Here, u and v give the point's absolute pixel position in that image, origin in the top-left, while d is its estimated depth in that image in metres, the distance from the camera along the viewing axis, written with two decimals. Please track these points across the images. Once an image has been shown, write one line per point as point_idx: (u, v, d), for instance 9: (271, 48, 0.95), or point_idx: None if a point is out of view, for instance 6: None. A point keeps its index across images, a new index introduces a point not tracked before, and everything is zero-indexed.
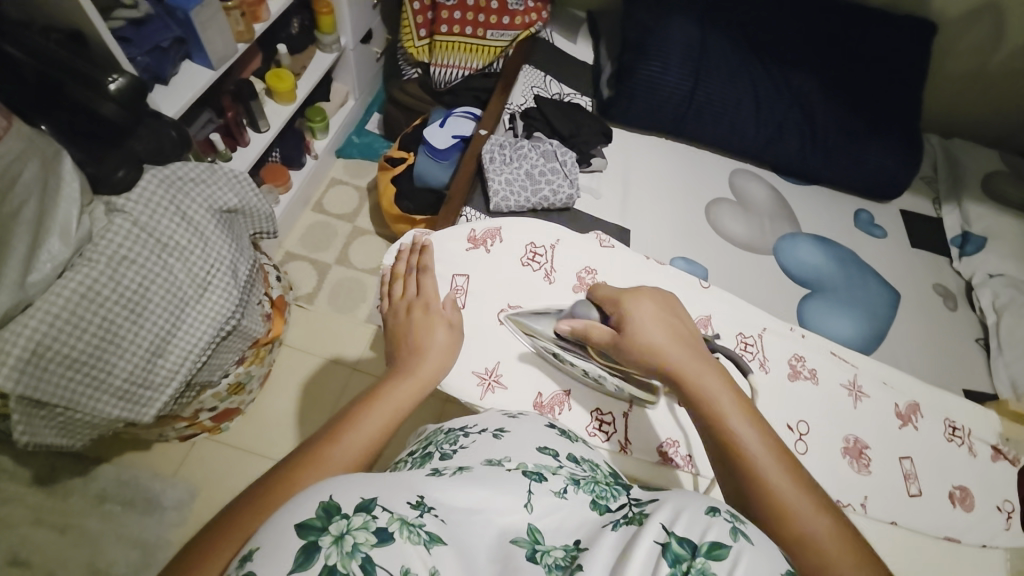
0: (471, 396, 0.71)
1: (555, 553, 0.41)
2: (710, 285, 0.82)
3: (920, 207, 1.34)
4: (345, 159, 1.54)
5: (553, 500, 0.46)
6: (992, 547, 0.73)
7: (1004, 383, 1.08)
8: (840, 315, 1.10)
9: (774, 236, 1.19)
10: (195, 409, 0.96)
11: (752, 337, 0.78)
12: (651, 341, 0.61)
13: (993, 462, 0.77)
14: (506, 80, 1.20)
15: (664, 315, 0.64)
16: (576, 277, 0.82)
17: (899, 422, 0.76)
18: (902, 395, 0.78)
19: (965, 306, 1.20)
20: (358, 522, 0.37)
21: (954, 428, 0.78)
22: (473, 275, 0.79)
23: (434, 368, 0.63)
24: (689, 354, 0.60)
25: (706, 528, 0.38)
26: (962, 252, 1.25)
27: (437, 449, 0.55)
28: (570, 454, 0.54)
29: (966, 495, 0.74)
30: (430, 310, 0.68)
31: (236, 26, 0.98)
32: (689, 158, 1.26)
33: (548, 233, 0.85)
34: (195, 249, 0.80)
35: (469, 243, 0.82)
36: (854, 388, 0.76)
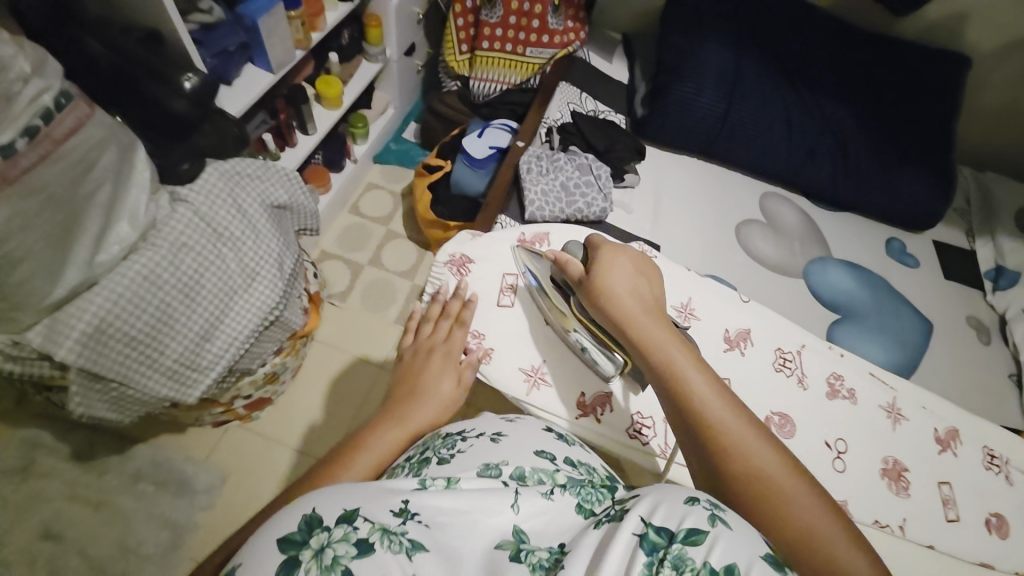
0: (518, 392, 0.78)
1: (540, 553, 0.42)
2: (750, 300, 0.84)
3: (953, 238, 1.33)
4: (382, 165, 1.59)
5: (540, 501, 0.46)
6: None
7: None
8: (871, 341, 1.09)
9: (804, 259, 1.20)
10: (232, 396, 1.00)
11: (791, 353, 0.80)
12: (611, 291, 0.63)
13: None
14: (544, 95, 1.25)
15: (626, 273, 0.65)
16: None
17: (939, 448, 0.77)
18: (942, 420, 0.78)
19: (998, 340, 1.18)
20: (337, 535, 0.39)
21: (991, 457, 0.78)
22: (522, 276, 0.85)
23: (429, 416, 0.64)
24: (646, 307, 0.62)
25: (683, 518, 0.39)
26: (996, 286, 1.24)
27: (434, 453, 0.54)
28: (567, 458, 0.55)
29: (1001, 523, 0.74)
30: (445, 357, 0.71)
31: (295, 35, 1.04)
32: (720, 178, 1.28)
33: None
34: (247, 240, 0.85)
35: (519, 246, 0.87)
36: (893, 410, 0.78)
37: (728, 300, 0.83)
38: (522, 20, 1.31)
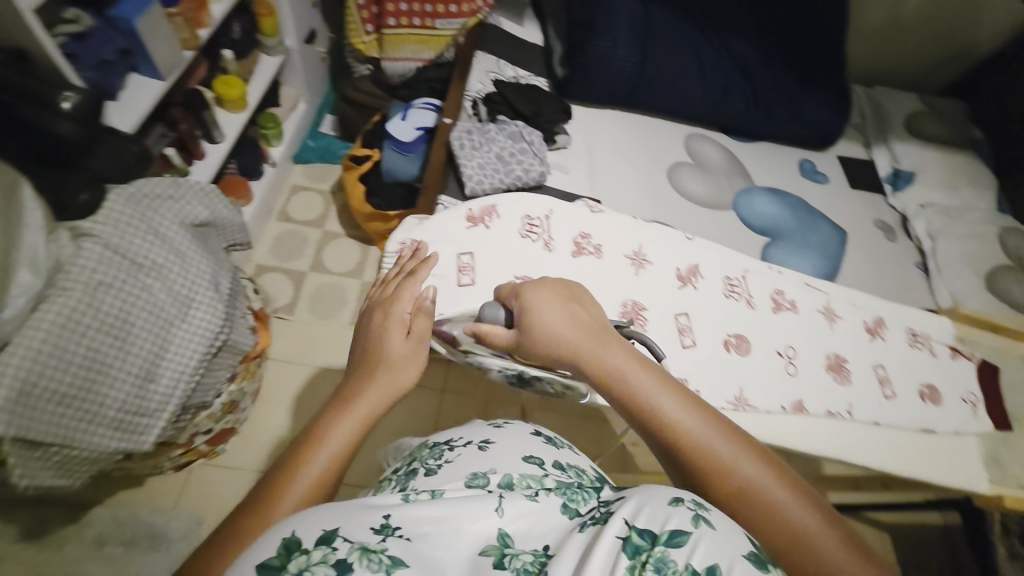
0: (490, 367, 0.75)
1: (523, 558, 0.41)
2: (694, 237, 0.89)
3: (855, 152, 1.46)
4: (303, 165, 1.51)
5: (525, 503, 0.46)
6: (963, 434, 0.84)
7: (946, 298, 1.20)
8: (798, 257, 1.20)
9: (732, 192, 1.28)
10: (190, 434, 0.94)
11: (737, 279, 0.87)
12: (553, 335, 0.60)
13: (951, 360, 0.88)
14: (461, 69, 1.23)
15: (556, 309, 0.62)
16: (573, 244, 0.84)
17: (870, 336, 0.87)
18: (868, 312, 0.89)
19: (904, 237, 1.32)
20: (317, 557, 0.38)
21: (914, 335, 0.89)
22: (477, 252, 0.81)
23: (381, 380, 0.58)
24: (592, 340, 0.59)
25: (667, 519, 0.39)
26: (895, 188, 1.38)
27: (423, 465, 0.59)
28: (555, 462, 0.58)
29: (932, 392, 0.85)
30: (388, 316, 0.66)
31: (180, 33, 0.94)
32: (645, 127, 1.32)
33: (541, 204, 0.86)
34: (174, 266, 0.78)
35: (468, 222, 0.83)
36: (828, 311, 0.87)
37: (674, 240, 0.88)
38: None
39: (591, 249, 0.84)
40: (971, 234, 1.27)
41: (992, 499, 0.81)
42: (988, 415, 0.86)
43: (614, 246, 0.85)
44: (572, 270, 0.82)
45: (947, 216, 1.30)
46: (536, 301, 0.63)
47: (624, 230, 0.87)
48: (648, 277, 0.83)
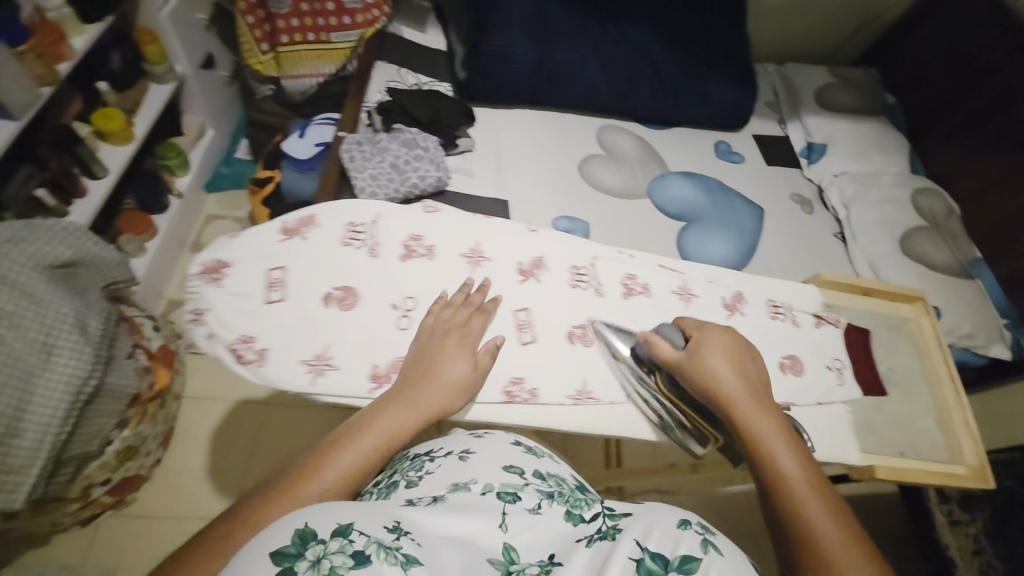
0: (296, 386, 0.60)
1: (530, 570, 0.43)
2: (540, 227, 0.78)
3: (769, 129, 1.47)
4: (217, 193, 1.47)
5: (527, 517, 0.48)
6: (829, 403, 0.72)
7: (863, 265, 1.21)
8: (714, 239, 1.19)
9: (647, 180, 1.27)
10: (84, 486, 0.89)
11: (587, 268, 0.76)
12: (713, 375, 0.58)
13: (817, 328, 0.76)
14: (357, 80, 1.18)
15: (726, 359, 0.60)
16: (401, 247, 0.70)
17: (726, 312, 0.75)
18: (725, 287, 0.77)
19: (821, 208, 1.33)
20: (334, 547, 0.38)
21: (775, 306, 0.77)
22: (293, 266, 0.66)
23: (436, 403, 0.57)
24: (751, 395, 0.57)
25: (678, 544, 0.42)
26: (810, 161, 1.39)
27: (403, 476, 0.55)
28: (535, 471, 0.56)
29: (796, 362, 0.73)
30: (464, 338, 0.62)
31: (33, 69, 0.89)
32: (555, 122, 1.30)
33: (363, 208, 0.71)
34: (29, 313, 0.73)
35: (282, 234, 0.68)
36: (684, 291, 0.75)
37: (512, 230, 0.76)
38: (315, 5, 1.23)
39: (423, 251, 0.71)
40: (884, 198, 1.28)
41: (861, 469, 0.70)
42: (857, 381, 0.75)
43: (447, 243, 0.72)
44: (397, 277, 0.68)
45: (861, 182, 1.31)
46: (713, 352, 0.60)
47: (458, 224, 0.74)
48: (486, 277, 0.71)
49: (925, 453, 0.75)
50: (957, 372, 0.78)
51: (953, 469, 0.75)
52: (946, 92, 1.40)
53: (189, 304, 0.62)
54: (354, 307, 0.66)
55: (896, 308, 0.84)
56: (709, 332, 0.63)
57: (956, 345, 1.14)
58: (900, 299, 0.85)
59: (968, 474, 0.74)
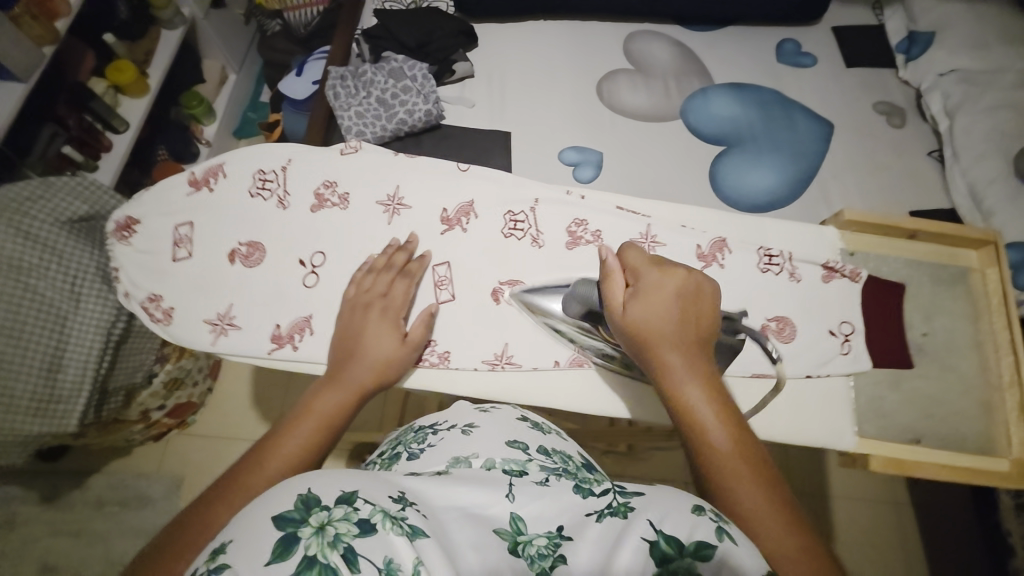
0: (198, 344, 0.62)
1: (537, 542, 0.37)
2: (472, 166, 0.70)
3: (854, 18, 1.15)
4: (246, 139, 1.49)
5: (536, 489, 0.41)
6: (820, 375, 0.59)
7: (962, 192, 0.95)
8: (757, 167, 0.99)
9: (681, 97, 1.06)
10: (141, 411, 1.02)
11: (525, 213, 0.67)
12: (644, 322, 0.50)
13: (819, 283, 0.61)
14: (348, 5, 1.09)
15: (661, 307, 0.50)
16: (313, 195, 0.67)
17: (700, 265, 0.62)
18: (704, 234, 0.64)
19: (915, 119, 1.05)
20: (338, 514, 0.34)
21: (769, 257, 0.63)
22: (199, 221, 0.66)
23: (368, 379, 0.55)
24: (682, 343, 0.49)
25: (694, 528, 0.36)
26: (909, 57, 1.08)
27: (405, 449, 0.50)
28: (541, 447, 0.48)
29: (782, 325, 0.60)
30: (387, 314, 0.59)
31: (31, 30, 0.92)
32: (572, 35, 1.13)
33: (278, 154, 0.69)
34: (52, 266, 0.81)
35: (189, 187, 0.68)
36: (646, 239, 0.64)
37: (445, 173, 0.68)
38: None
39: (335, 201, 0.67)
40: (1002, 103, 0.97)
41: (849, 455, 0.59)
42: (866, 348, 0.61)
43: (366, 190, 0.67)
44: (311, 230, 0.66)
45: (974, 82, 1.00)
46: (656, 301, 0.50)
47: (380, 168, 0.68)
48: (403, 227, 0.66)
49: (948, 441, 0.60)
50: (1021, 343, 0.61)
51: (984, 463, 0.59)
52: None
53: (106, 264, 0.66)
54: (259, 264, 0.65)
55: (952, 257, 0.66)
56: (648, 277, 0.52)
57: None
58: (956, 245, 0.66)
59: (1007, 471, 0.59)
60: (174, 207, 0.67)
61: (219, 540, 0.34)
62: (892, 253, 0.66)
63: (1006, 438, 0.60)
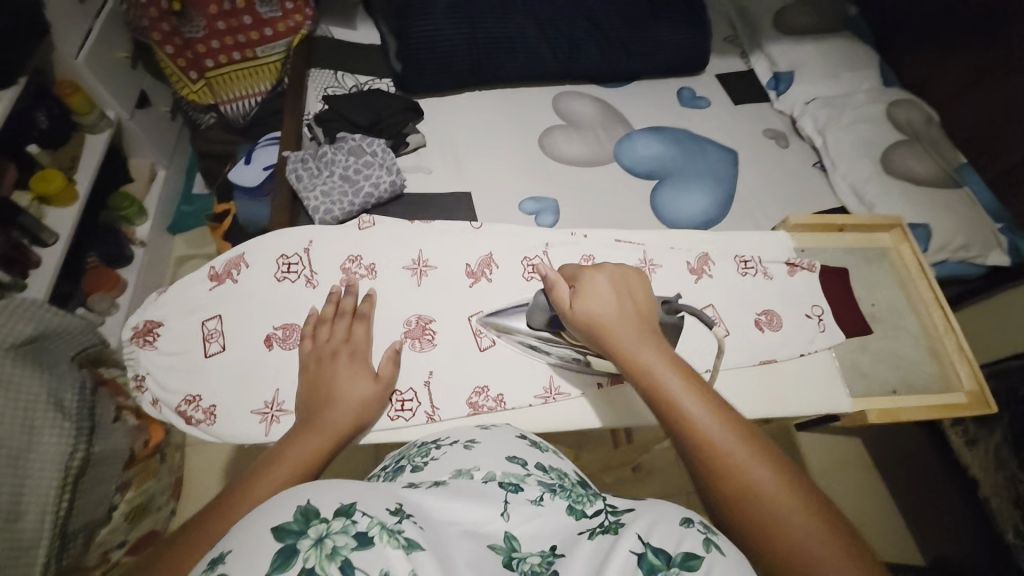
0: (251, 437, 0.59)
1: (531, 559, 0.40)
2: (484, 224, 0.75)
3: (730, 66, 1.38)
4: (183, 233, 1.44)
5: (531, 508, 0.45)
6: (812, 353, 0.69)
7: (847, 193, 1.16)
8: (690, 193, 1.14)
9: (612, 143, 1.20)
10: (102, 552, 0.88)
11: (539, 258, 0.72)
12: (595, 309, 0.58)
13: (788, 278, 0.73)
14: (292, 93, 1.12)
15: (605, 295, 0.59)
16: (340, 271, 0.68)
17: (694, 278, 0.71)
18: (690, 251, 0.73)
19: (796, 140, 1.27)
20: (337, 526, 0.36)
21: (745, 263, 0.73)
22: (228, 313, 0.64)
23: (349, 422, 0.55)
24: (630, 322, 0.57)
25: (681, 540, 0.39)
26: (778, 92, 1.32)
27: (409, 462, 0.53)
28: (540, 462, 0.52)
29: (771, 317, 0.70)
30: (354, 357, 0.59)
31: None
32: (506, 100, 1.24)
33: (298, 236, 0.69)
34: (3, 397, 0.72)
35: (211, 281, 0.66)
36: (645, 263, 0.71)
37: (459, 233, 0.73)
38: (233, 22, 1.15)
39: (363, 272, 0.68)
40: (858, 119, 1.22)
41: (853, 415, 0.69)
42: (839, 323, 0.73)
43: (389, 258, 0.69)
44: None
45: (832, 107, 1.25)
46: (593, 297, 0.58)
47: (398, 237, 0.71)
48: (434, 286, 0.68)
49: (918, 386, 0.73)
50: (943, 297, 0.76)
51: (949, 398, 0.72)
52: None
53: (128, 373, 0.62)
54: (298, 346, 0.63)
55: (874, 240, 0.81)
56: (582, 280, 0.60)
57: (953, 258, 1.11)
58: (876, 230, 0.82)
59: (966, 402, 0.72)
60: (189, 305, 0.65)
61: (215, 550, 0.37)
62: (833, 245, 0.80)
63: (956, 374, 0.74)
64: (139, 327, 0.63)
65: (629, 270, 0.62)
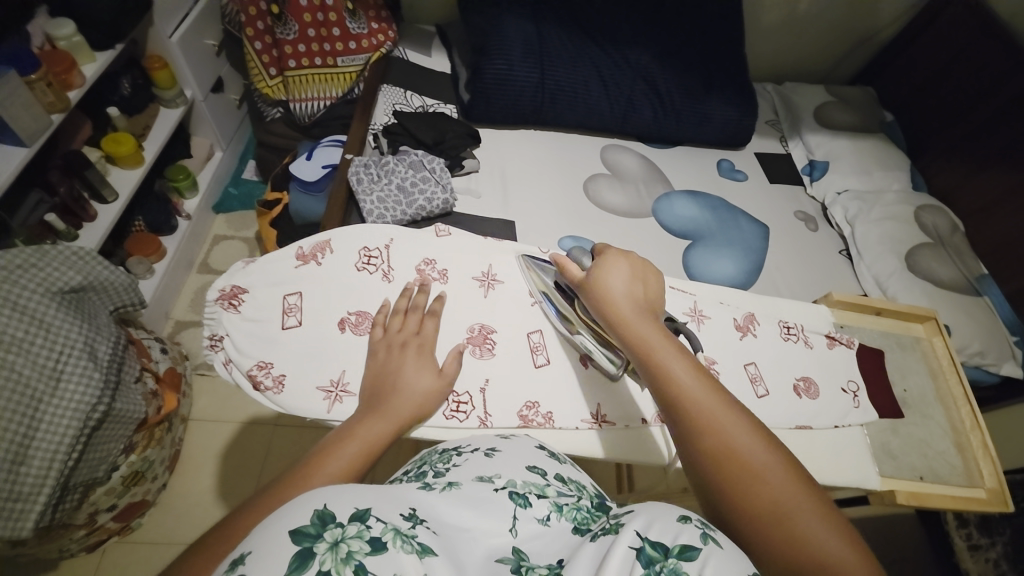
0: (314, 412, 0.60)
1: (540, 570, 0.38)
2: (550, 251, 0.78)
3: (771, 147, 1.46)
4: (226, 213, 1.49)
5: (537, 527, 0.43)
6: (845, 426, 0.71)
7: (870, 283, 1.21)
8: (720, 257, 1.18)
9: (651, 199, 1.25)
10: (89, 513, 0.90)
11: None
12: (608, 287, 0.59)
13: (828, 350, 0.75)
14: (364, 102, 1.20)
15: (622, 276, 0.60)
16: (414, 271, 0.71)
17: (739, 334, 0.74)
18: (737, 309, 0.76)
19: (825, 226, 1.32)
20: (352, 531, 0.34)
21: (788, 328, 0.76)
22: (308, 292, 0.67)
23: (413, 412, 0.56)
24: (637, 303, 0.58)
25: (677, 533, 0.36)
26: (812, 178, 1.38)
27: (430, 467, 0.51)
28: (557, 474, 0.51)
29: (809, 384, 0.72)
30: (423, 351, 0.61)
31: (43, 97, 0.92)
32: (558, 143, 1.31)
33: (380, 233, 0.73)
34: (38, 339, 0.74)
35: (296, 260, 0.69)
36: (694, 312, 0.74)
37: (523, 254, 0.76)
38: (322, 30, 1.23)
39: (435, 276, 0.71)
40: (888, 216, 1.28)
41: (881, 492, 0.71)
42: (873, 402, 0.75)
43: (459, 267, 0.72)
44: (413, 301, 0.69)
45: (863, 200, 1.31)
46: (609, 276, 0.59)
47: (470, 250, 0.75)
48: (499, 300, 0.71)
49: (943, 475, 0.75)
50: (972, 395, 0.78)
51: (967, 493, 0.75)
52: (944, 106, 1.40)
53: (206, 331, 0.64)
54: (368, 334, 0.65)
55: (907, 328, 0.85)
56: (601, 264, 0.61)
57: (967, 363, 1.14)
58: (910, 319, 0.85)
59: (985, 498, 0.74)
60: (270, 279, 0.68)
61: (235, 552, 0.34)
62: (869, 326, 0.83)
63: (979, 471, 0.76)
64: (225, 291, 0.66)
65: (649, 264, 0.62)
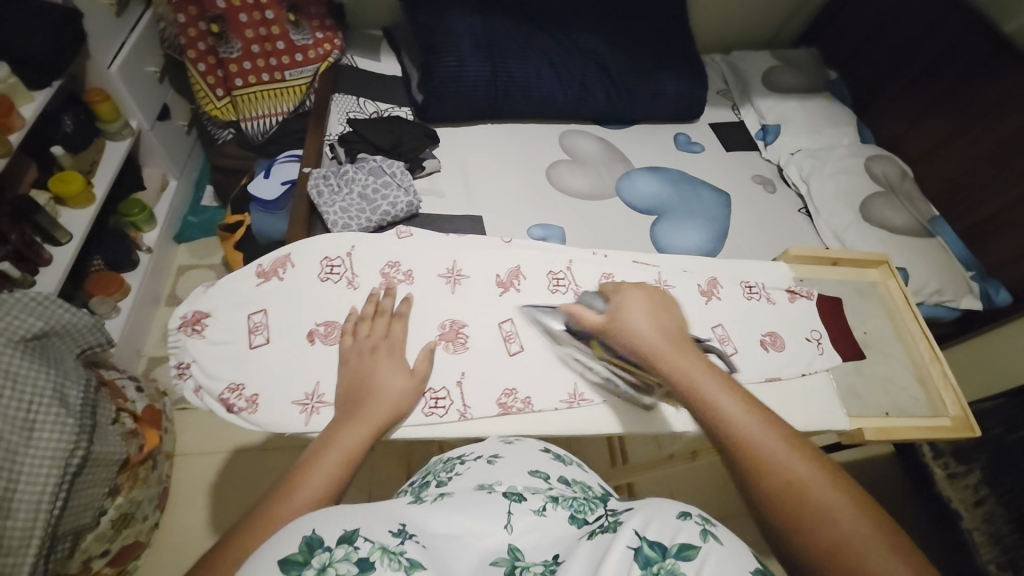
0: (291, 426, 0.60)
1: (534, 569, 0.38)
2: (512, 240, 0.79)
3: (724, 115, 1.49)
4: (187, 242, 1.45)
5: (533, 518, 0.43)
6: (812, 374, 0.74)
7: (830, 237, 1.25)
8: (685, 229, 1.20)
9: (613, 179, 1.27)
10: (82, 560, 0.88)
11: (563, 273, 0.76)
12: (631, 327, 0.57)
13: (789, 303, 0.78)
14: (315, 114, 1.18)
15: (644, 312, 0.58)
16: (379, 276, 0.71)
17: (704, 298, 0.76)
18: (700, 274, 0.78)
19: (782, 187, 1.36)
20: (339, 554, 0.34)
21: (750, 288, 0.79)
22: (274, 308, 0.67)
23: (389, 412, 0.56)
24: (669, 337, 0.55)
25: (676, 532, 0.37)
26: (766, 142, 1.42)
27: (434, 477, 0.52)
28: (562, 477, 0.52)
29: (774, 339, 0.75)
30: (393, 353, 0.62)
31: None
32: (516, 134, 1.31)
33: (341, 241, 0.73)
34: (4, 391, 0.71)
35: (257, 278, 0.69)
36: (659, 283, 0.76)
37: (490, 245, 0.77)
38: (266, 46, 1.21)
39: (401, 278, 0.71)
40: (840, 170, 1.33)
41: (850, 432, 0.74)
42: (835, 348, 0.78)
43: (424, 266, 0.73)
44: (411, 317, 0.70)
45: (816, 158, 1.35)
46: (629, 313, 0.58)
47: (435, 247, 0.75)
48: (469, 294, 0.72)
49: (909, 409, 0.78)
50: (928, 330, 0.82)
51: (933, 423, 0.78)
52: (884, 59, 1.45)
53: (172, 359, 0.63)
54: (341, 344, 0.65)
55: (863, 274, 0.88)
56: (620, 300, 0.61)
57: (928, 302, 1.19)
58: (866, 265, 0.89)
59: (951, 425, 0.78)
60: (232, 298, 0.67)
61: None
62: (828, 276, 0.86)
63: (943, 402, 0.80)
64: (185, 317, 0.65)
65: (668, 295, 0.61)
